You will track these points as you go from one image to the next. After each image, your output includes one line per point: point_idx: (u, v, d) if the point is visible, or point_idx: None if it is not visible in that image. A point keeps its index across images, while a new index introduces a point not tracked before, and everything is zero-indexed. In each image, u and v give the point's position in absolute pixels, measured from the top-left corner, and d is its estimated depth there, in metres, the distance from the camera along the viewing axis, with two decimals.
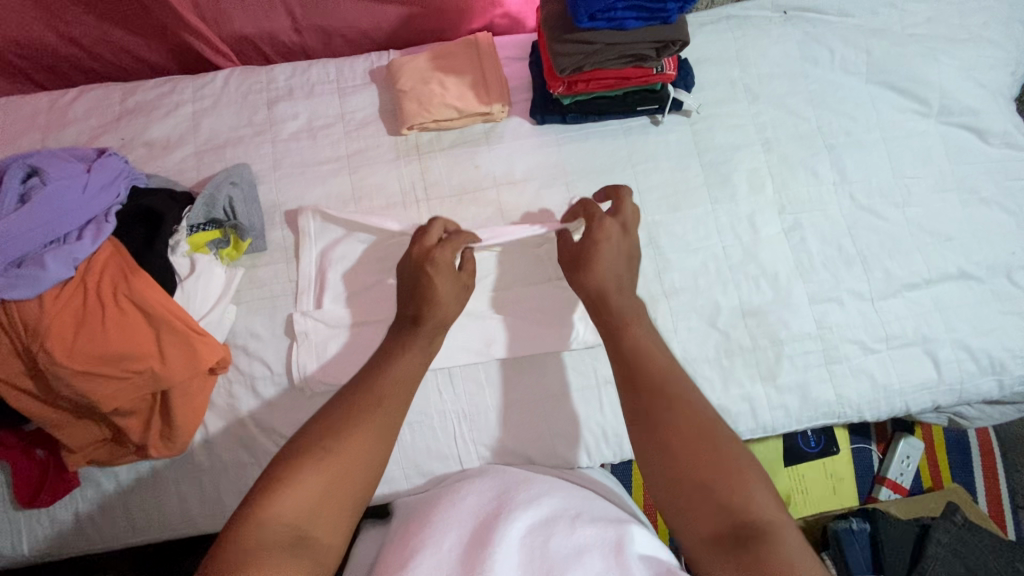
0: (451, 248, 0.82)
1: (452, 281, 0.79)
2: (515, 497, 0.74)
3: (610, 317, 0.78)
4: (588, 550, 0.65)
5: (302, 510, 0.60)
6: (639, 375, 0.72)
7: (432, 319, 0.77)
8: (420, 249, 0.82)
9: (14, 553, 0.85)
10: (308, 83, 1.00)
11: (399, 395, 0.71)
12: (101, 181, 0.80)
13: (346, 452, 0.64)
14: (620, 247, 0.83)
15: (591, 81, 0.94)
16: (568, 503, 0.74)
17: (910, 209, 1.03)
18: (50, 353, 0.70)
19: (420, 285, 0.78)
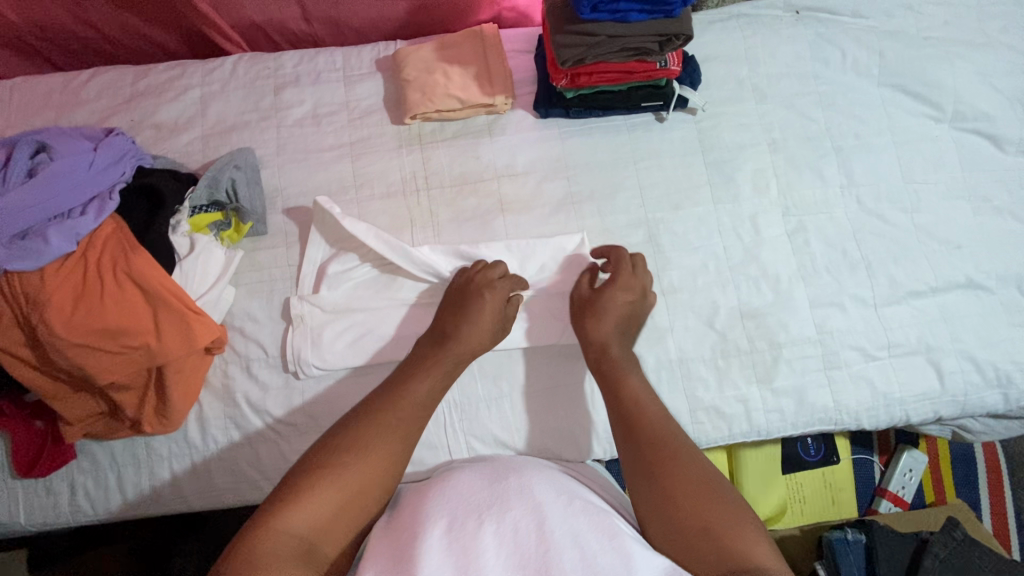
0: (510, 283, 0.89)
1: (499, 312, 0.86)
2: (507, 482, 0.72)
3: (608, 365, 0.84)
4: (582, 533, 0.65)
5: (314, 522, 0.65)
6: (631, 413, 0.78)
7: (467, 346, 0.83)
8: (483, 277, 0.88)
9: (10, 521, 0.87)
10: (315, 70, 1.01)
11: (419, 419, 0.76)
12: (107, 159, 0.81)
13: (362, 467, 0.69)
14: (625, 299, 0.87)
15: (594, 74, 0.93)
16: (560, 487, 0.73)
17: (918, 215, 1.01)
18: (50, 324, 0.72)
19: (469, 313, 0.85)
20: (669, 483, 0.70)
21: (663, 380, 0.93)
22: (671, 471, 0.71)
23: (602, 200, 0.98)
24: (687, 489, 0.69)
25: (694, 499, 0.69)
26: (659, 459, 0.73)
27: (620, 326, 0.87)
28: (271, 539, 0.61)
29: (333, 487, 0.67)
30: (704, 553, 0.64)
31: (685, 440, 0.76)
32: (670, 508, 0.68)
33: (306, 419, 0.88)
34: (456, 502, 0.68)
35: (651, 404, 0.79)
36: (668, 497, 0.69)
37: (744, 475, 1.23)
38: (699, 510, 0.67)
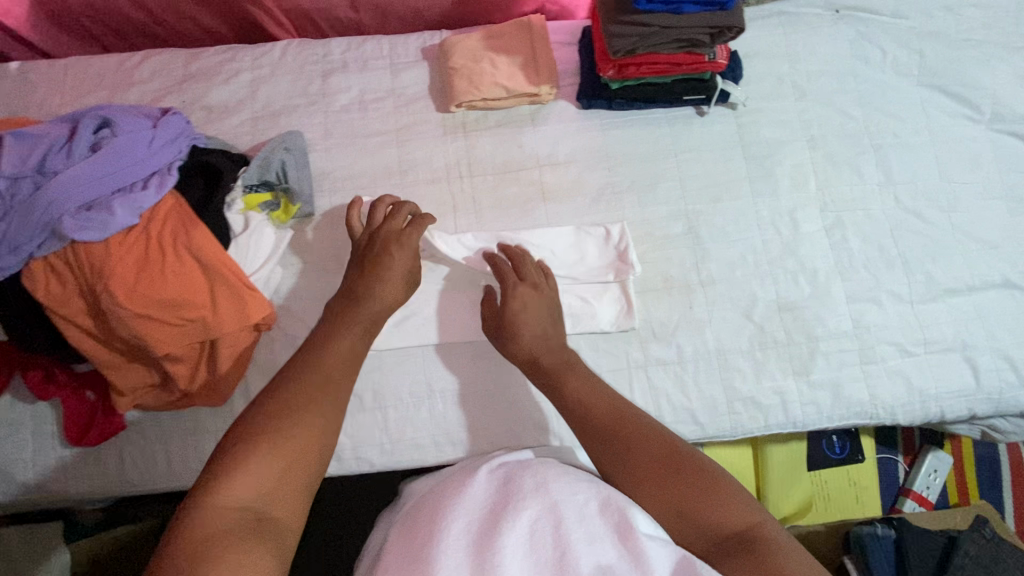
0: (419, 230, 0.85)
1: (409, 262, 0.82)
2: (521, 484, 0.67)
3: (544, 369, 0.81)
4: (600, 534, 0.60)
5: (258, 495, 0.56)
6: (589, 423, 0.72)
7: (378, 304, 0.78)
8: (390, 228, 0.84)
9: (59, 490, 0.88)
10: (362, 57, 1.03)
11: (347, 374, 0.68)
12: (166, 137, 0.82)
13: (300, 431, 0.60)
14: (538, 302, 0.87)
15: (642, 66, 0.95)
16: (579, 480, 0.67)
17: (956, 214, 1.02)
18: (113, 294, 0.73)
19: (382, 266, 0.80)
20: (639, 465, 0.67)
21: (700, 370, 0.94)
22: (637, 452, 0.67)
23: (642, 191, 1.00)
24: (661, 466, 0.66)
25: (671, 476, 0.65)
26: (625, 442, 0.68)
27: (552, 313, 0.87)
28: (211, 520, 0.53)
29: (271, 450, 0.58)
30: (694, 529, 0.63)
31: (645, 424, 0.70)
32: (652, 498, 0.65)
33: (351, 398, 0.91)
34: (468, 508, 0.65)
35: (600, 400, 0.74)
36: (636, 486, 0.66)
37: (770, 470, 1.24)
38: (676, 486, 0.64)
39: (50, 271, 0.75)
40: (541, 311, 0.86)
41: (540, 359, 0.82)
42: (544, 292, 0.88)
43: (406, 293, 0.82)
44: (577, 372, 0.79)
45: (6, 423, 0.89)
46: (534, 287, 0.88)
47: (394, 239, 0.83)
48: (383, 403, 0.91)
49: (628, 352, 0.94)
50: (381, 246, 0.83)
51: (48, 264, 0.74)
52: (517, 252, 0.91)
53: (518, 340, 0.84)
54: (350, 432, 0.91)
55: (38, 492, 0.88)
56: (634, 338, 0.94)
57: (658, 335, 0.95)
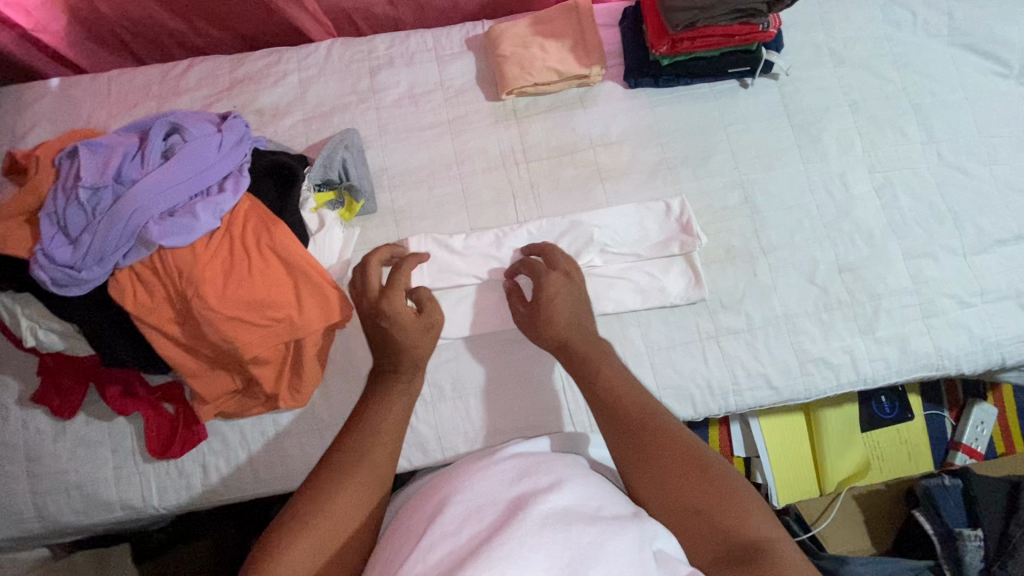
0: (403, 288, 0.76)
1: (416, 327, 0.74)
2: (538, 478, 0.60)
3: (574, 358, 0.77)
4: (610, 541, 0.53)
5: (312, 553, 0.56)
6: (616, 407, 0.68)
7: (408, 360, 0.71)
8: (370, 295, 0.77)
9: (143, 505, 0.87)
10: (407, 52, 1.03)
11: (399, 419, 0.68)
12: (233, 139, 0.81)
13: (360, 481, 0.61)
14: (570, 293, 0.82)
15: (695, 40, 0.97)
16: (590, 486, 0.60)
17: (997, 166, 1.05)
18: (204, 298, 0.73)
19: (392, 343, 0.73)
20: (648, 467, 0.63)
21: (770, 336, 0.95)
22: (653, 457, 0.63)
23: (696, 165, 1.01)
24: (668, 480, 0.62)
25: (676, 482, 0.61)
26: (640, 440, 0.65)
27: (575, 306, 0.82)
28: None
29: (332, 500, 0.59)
30: (702, 536, 0.58)
31: (673, 419, 0.66)
32: (664, 491, 0.62)
33: (430, 388, 0.92)
34: (484, 499, 0.58)
35: (629, 385, 0.70)
36: (653, 480, 0.63)
37: (827, 434, 1.26)
38: (682, 491, 0.61)
39: (136, 279, 0.74)
40: (573, 297, 0.82)
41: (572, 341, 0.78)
42: (575, 283, 0.84)
43: (433, 343, 0.75)
44: (610, 363, 0.74)
45: (85, 442, 0.88)
46: (565, 277, 0.84)
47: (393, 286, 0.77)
48: (462, 391, 0.92)
49: (698, 324, 0.95)
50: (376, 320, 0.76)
51: (134, 272, 0.74)
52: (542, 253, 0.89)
53: (551, 331, 0.79)
54: (433, 423, 0.91)
55: (123, 509, 0.87)
56: (702, 309, 0.96)
57: (726, 305, 0.96)
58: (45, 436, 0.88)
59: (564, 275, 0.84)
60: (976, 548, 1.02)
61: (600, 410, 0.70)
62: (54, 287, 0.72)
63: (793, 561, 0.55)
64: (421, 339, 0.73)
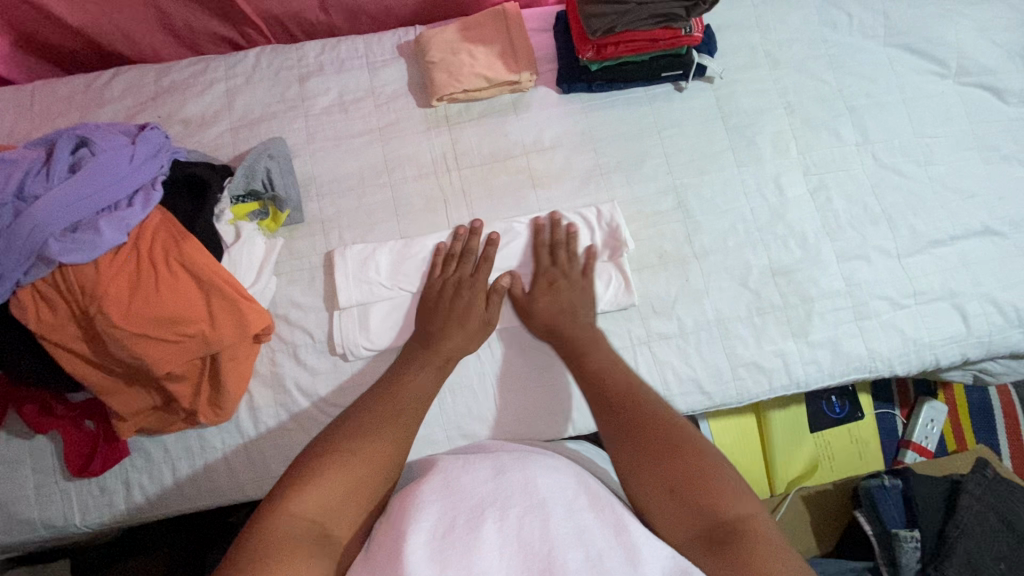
0: (483, 288, 0.89)
1: (479, 319, 0.87)
2: (512, 476, 0.66)
3: (570, 347, 0.85)
4: (588, 528, 0.60)
5: (325, 508, 0.60)
6: (608, 394, 0.75)
7: (445, 344, 0.84)
8: (457, 275, 0.90)
9: (66, 524, 0.86)
10: (338, 59, 1.02)
11: (421, 400, 0.75)
12: (146, 152, 0.80)
13: (371, 454, 0.65)
14: (566, 291, 0.90)
15: (620, 45, 0.96)
16: (564, 481, 0.68)
17: (932, 167, 1.05)
18: (107, 316, 0.71)
19: (451, 317, 0.86)
20: (634, 446, 0.68)
21: (702, 340, 0.95)
22: (641, 439, 0.68)
23: (629, 170, 1.00)
24: (648, 467, 0.66)
25: (664, 463, 0.66)
26: (630, 425, 0.70)
27: (570, 304, 0.89)
28: (282, 525, 0.57)
29: (348, 465, 0.64)
30: (679, 514, 0.63)
31: (668, 408, 0.72)
32: (650, 472, 0.66)
33: None
34: (453, 504, 0.62)
35: (621, 373, 0.78)
36: (642, 461, 0.67)
37: (776, 435, 1.26)
38: (669, 472, 0.65)
39: (39, 298, 0.73)
40: (557, 304, 0.89)
41: (565, 331, 0.86)
42: (568, 286, 0.91)
43: (482, 340, 0.87)
44: (603, 354, 0.82)
45: (4, 460, 0.86)
46: (547, 286, 0.90)
47: (465, 284, 0.89)
48: None
49: (630, 330, 0.95)
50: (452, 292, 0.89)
51: (37, 291, 0.73)
52: (597, 224, 0.96)
53: (543, 322, 0.88)
54: None
55: (45, 528, 0.86)
56: (634, 316, 0.95)
57: (658, 310, 0.95)
58: None
59: (548, 283, 0.91)
60: (912, 550, 1.02)
61: (595, 398, 0.76)
62: None
63: (774, 542, 0.59)
64: (472, 328, 0.86)
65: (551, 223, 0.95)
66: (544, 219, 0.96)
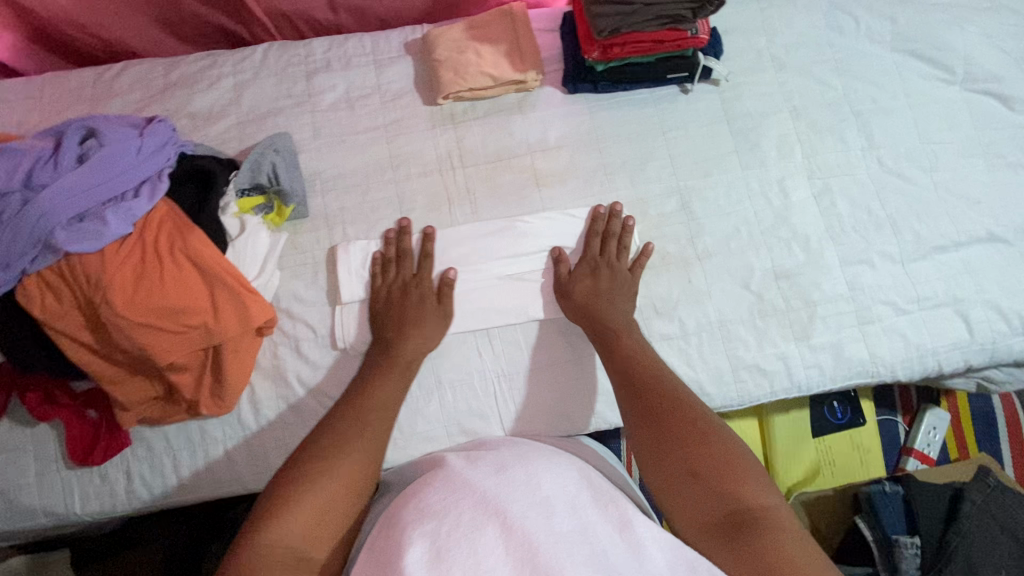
0: (425, 285, 0.91)
1: (433, 317, 0.90)
2: (515, 473, 0.69)
3: (607, 332, 0.88)
4: (592, 527, 0.63)
5: (301, 533, 0.65)
6: (639, 382, 0.80)
7: (401, 351, 0.86)
8: (401, 275, 0.92)
9: (66, 512, 0.86)
10: (344, 56, 1.02)
11: (381, 414, 0.78)
12: (153, 145, 0.80)
13: (337, 477, 0.69)
14: (617, 279, 0.93)
15: (625, 46, 0.96)
16: (566, 477, 0.70)
17: (937, 173, 1.05)
18: (113, 305, 0.72)
19: (401, 316, 0.89)
20: (657, 435, 0.74)
21: (704, 342, 0.95)
22: (665, 428, 0.74)
23: (633, 170, 1.00)
24: (671, 453, 0.72)
25: (687, 451, 0.71)
26: (655, 414, 0.76)
27: (618, 291, 0.92)
28: (261, 553, 0.62)
29: (317, 487, 0.68)
30: (699, 499, 0.68)
31: (693, 398, 0.78)
32: (671, 458, 0.72)
33: None
34: (463, 500, 0.64)
35: (653, 361, 0.83)
36: (665, 448, 0.73)
37: (777, 439, 1.26)
38: (691, 458, 0.71)
39: (44, 286, 0.73)
40: (601, 286, 0.91)
41: (600, 313, 0.89)
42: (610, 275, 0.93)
43: (441, 334, 0.90)
44: (636, 341, 0.86)
45: (7, 448, 0.87)
46: (591, 271, 0.93)
47: (410, 282, 0.91)
48: None
49: None
50: (399, 293, 0.91)
51: (43, 279, 0.73)
52: (608, 213, 0.96)
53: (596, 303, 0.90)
54: None
55: (45, 516, 0.87)
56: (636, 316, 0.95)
57: (659, 311, 0.95)
58: None
59: (591, 269, 0.93)
60: (912, 556, 1.02)
61: (625, 386, 0.81)
62: None
63: (788, 530, 0.64)
64: (428, 324, 0.89)
65: (608, 215, 0.96)
66: (603, 208, 0.98)
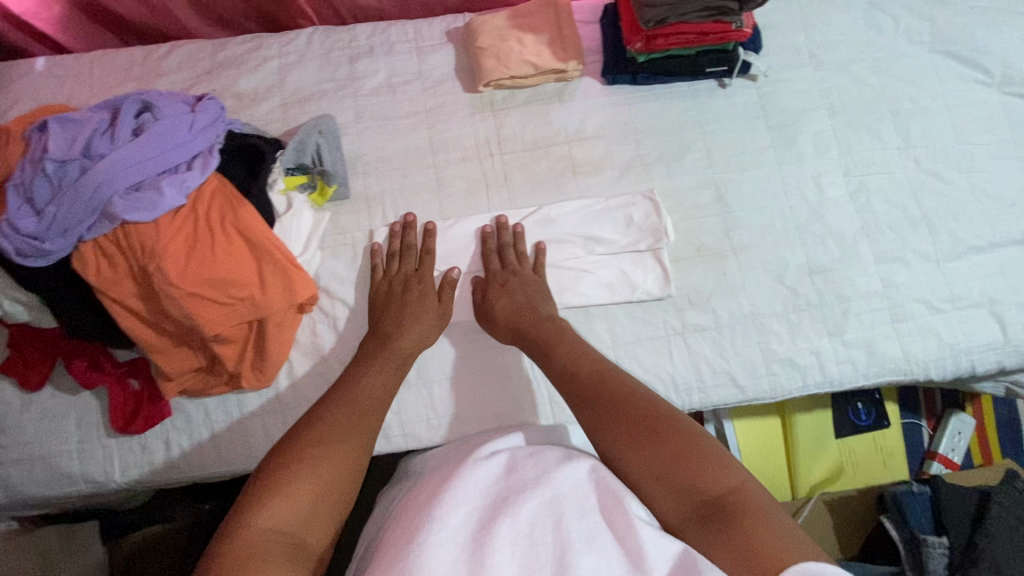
0: (428, 278, 0.90)
1: (434, 311, 0.88)
2: (524, 473, 0.65)
3: (531, 344, 0.84)
4: (600, 533, 0.58)
5: (293, 518, 0.58)
6: (578, 386, 0.74)
7: (400, 343, 0.83)
8: (404, 270, 0.91)
9: (105, 480, 0.88)
10: (388, 42, 1.04)
11: (379, 402, 0.74)
12: (205, 120, 0.82)
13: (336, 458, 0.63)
14: (522, 291, 0.89)
15: (669, 37, 0.97)
16: (580, 472, 0.64)
17: (974, 174, 1.05)
18: (165, 274, 0.74)
19: (404, 309, 0.86)
20: (611, 435, 0.67)
21: (737, 334, 0.95)
22: (612, 424, 0.67)
23: (670, 162, 1.01)
24: (628, 452, 0.65)
25: (643, 445, 0.65)
26: (602, 412, 0.69)
27: (525, 304, 0.88)
28: (247, 539, 0.55)
29: (312, 471, 0.61)
30: (668, 495, 0.62)
31: (637, 388, 0.70)
32: (628, 456, 0.65)
33: None
34: (474, 500, 0.62)
35: (586, 361, 0.77)
36: (620, 447, 0.66)
37: (801, 438, 1.26)
38: (650, 452, 0.64)
39: (99, 254, 0.75)
40: (513, 303, 0.88)
41: (523, 329, 0.86)
42: (517, 288, 0.90)
43: (439, 331, 0.88)
44: (566, 342, 0.81)
45: (50, 414, 0.88)
46: (501, 289, 0.90)
47: (413, 276, 0.90)
48: (427, 378, 0.92)
49: (666, 320, 0.95)
50: (402, 285, 0.90)
51: (98, 246, 0.75)
52: (496, 228, 0.95)
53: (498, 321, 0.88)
54: (396, 408, 0.92)
55: (85, 483, 0.88)
56: (671, 306, 0.96)
57: (693, 302, 0.96)
58: (11, 407, 0.88)
59: (500, 286, 0.90)
60: (940, 555, 1.02)
61: (566, 393, 0.74)
62: (18, 258, 0.73)
63: (764, 508, 0.58)
64: (427, 320, 0.87)
65: (499, 226, 0.95)
66: (641, 198, 0.98)
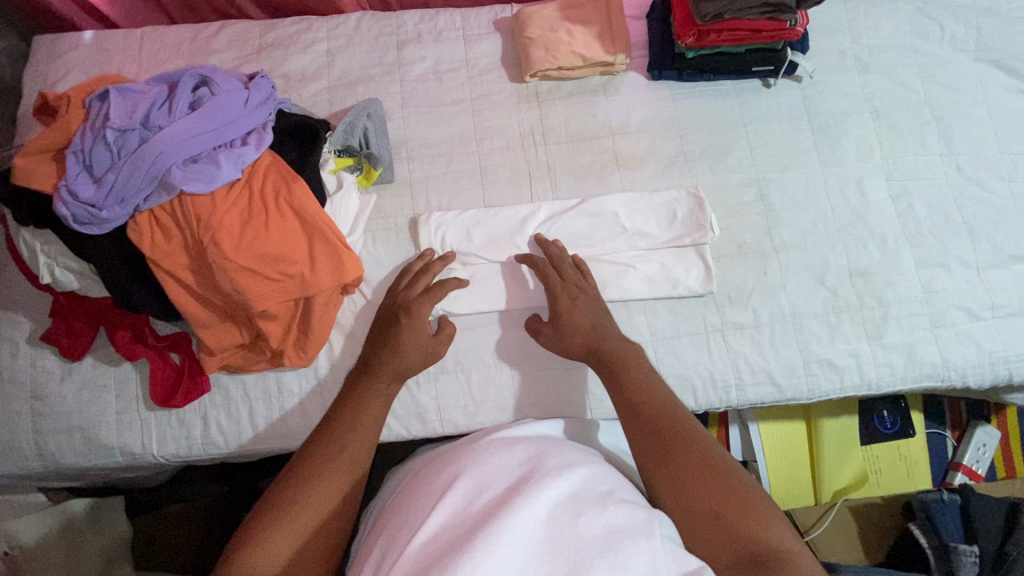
0: (427, 303, 0.85)
1: (419, 339, 0.82)
2: (545, 467, 0.64)
3: (608, 358, 0.81)
4: (615, 530, 0.55)
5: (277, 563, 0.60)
6: (646, 415, 0.71)
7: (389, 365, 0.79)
8: (405, 297, 0.86)
9: (143, 453, 0.88)
10: (435, 29, 1.04)
11: (373, 423, 0.74)
12: (259, 97, 0.82)
13: (321, 495, 0.65)
14: (593, 305, 0.87)
15: (722, 33, 0.98)
16: (599, 477, 0.64)
17: (1016, 183, 1.04)
18: (220, 247, 0.74)
19: (391, 338, 0.82)
20: (669, 472, 0.66)
21: (776, 333, 0.95)
22: (671, 462, 0.66)
23: (713, 159, 1.01)
24: (684, 490, 0.64)
25: (700, 487, 0.64)
26: (666, 447, 0.68)
27: (599, 319, 0.86)
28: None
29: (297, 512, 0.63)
30: (716, 540, 0.61)
31: (700, 429, 0.70)
32: (684, 495, 0.64)
33: None
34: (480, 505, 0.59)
35: (658, 393, 0.74)
36: (677, 485, 0.65)
37: (826, 443, 1.25)
38: (706, 496, 0.63)
39: (154, 223, 0.75)
40: (585, 316, 0.86)
41: (602, 344, 0.82)
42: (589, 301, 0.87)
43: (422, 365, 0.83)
44: (642, 364, 0.78)
45: (90, 384, 0.89)
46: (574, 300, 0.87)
47: (410, 302, 0.85)
48: (465, 365, 0.92)
49: (705, 317, 0.95)
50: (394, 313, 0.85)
51: (153, 216, 0.75)
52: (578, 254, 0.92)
53: (571, 329, 0.85)
54: (434, 393, 0.91)
55: (122, 455, 0.88)
56: (710, 303, 0.96)
57: (733, 300, 0.96)
58: (52, 376, 0.89)
59: (571, 297, 0.87)
60: (971, 564, 1.01)
61: (631, 418, 0.73)
62: (75, 224, 0.73)
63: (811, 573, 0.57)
64: (413, 351, 0.81)
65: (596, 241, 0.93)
66: (683, 194, 0.98)
